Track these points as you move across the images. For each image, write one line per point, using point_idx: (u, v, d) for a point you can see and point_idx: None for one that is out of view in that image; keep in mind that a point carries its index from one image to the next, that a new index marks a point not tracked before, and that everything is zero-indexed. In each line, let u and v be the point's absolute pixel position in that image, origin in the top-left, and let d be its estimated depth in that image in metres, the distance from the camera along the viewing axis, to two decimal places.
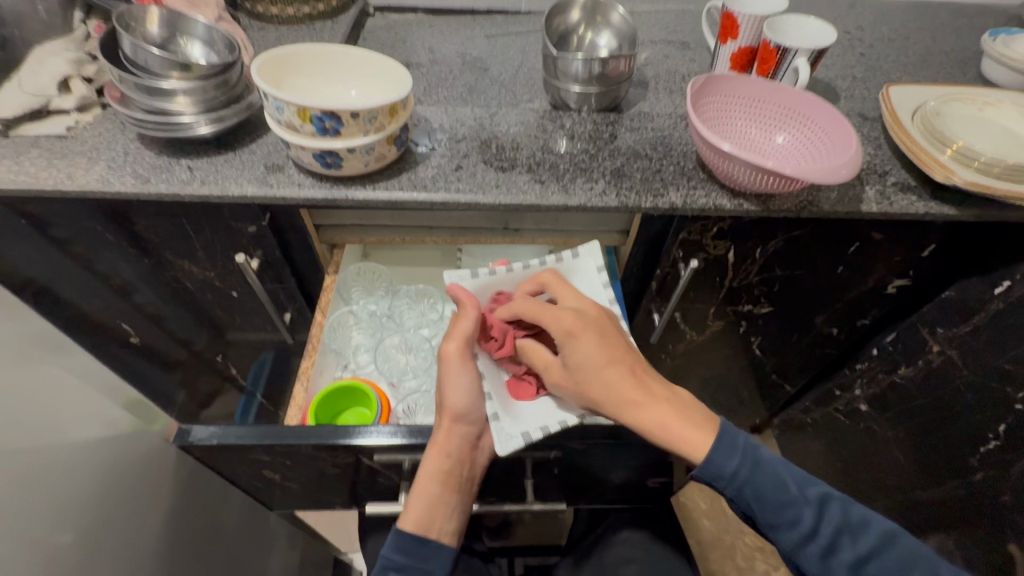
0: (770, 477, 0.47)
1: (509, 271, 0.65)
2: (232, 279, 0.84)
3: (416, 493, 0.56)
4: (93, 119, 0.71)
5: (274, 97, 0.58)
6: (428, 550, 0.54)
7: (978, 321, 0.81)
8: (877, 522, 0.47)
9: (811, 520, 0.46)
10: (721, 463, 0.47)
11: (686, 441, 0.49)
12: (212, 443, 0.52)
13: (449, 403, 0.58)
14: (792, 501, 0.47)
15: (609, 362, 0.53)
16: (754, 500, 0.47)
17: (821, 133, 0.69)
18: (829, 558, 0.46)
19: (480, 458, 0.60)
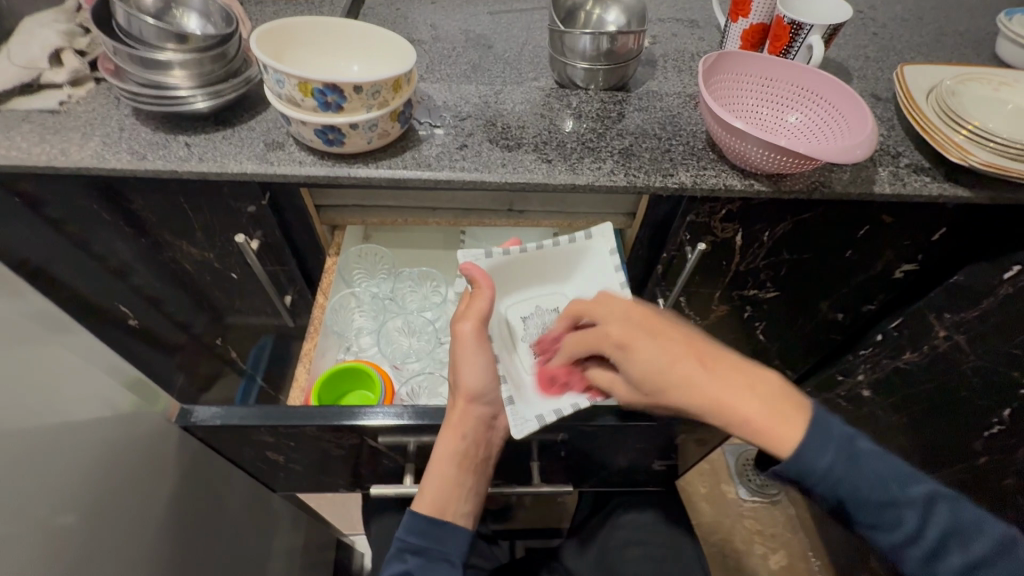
0: (872, 477, 0.41)
1: (522, 251, 0.63)
2: (231, 260, 0.82)
3: (429, 476, 0.55)
4: (87, 94, 0.69)
5: (274, 69, 0.56)
6: (441, 532, 0.54)
7: (985, 306, 0.80)
8: (994, 525, 0.41)
9: (916, 523, 0.41)
10: (813, 459, 0.42)
11: (775, 437, 0.43)
12: (215, 423, 0.51)
13: (465, 384, 0.56)
14: (894, 502, 0.41)
15: (671, 360, 0.48)
16: (845, 503, 0.42)
17: (835, 113, 0.68)
18: (935, 562, 0.41)
19: (497, 439, 0.59)
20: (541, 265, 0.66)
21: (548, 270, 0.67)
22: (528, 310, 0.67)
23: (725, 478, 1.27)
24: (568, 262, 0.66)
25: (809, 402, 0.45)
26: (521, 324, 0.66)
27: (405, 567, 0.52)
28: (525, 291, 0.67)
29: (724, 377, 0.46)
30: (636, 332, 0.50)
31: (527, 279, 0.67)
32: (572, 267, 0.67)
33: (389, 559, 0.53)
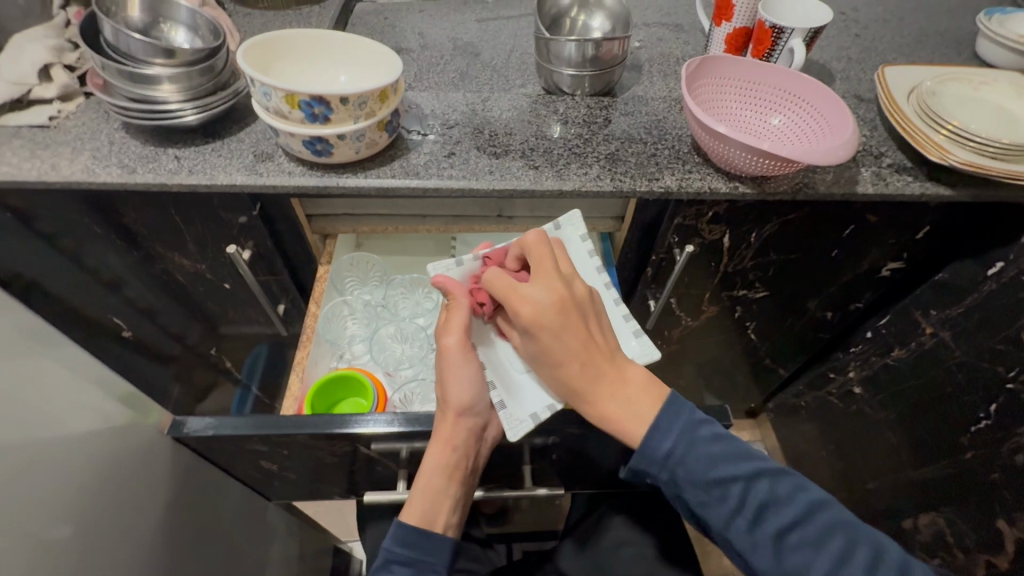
0: (698, 459, 0.47)
1: (495, 254, 0.61)
2: (223, 271, 0.83)
3: (418, 487, 0.55)
4: (77, 108, 0.70)
5: (261, 82, 0.57)
6: (432, 543, 0.54)
7: (971, 302, 0.81)
8: (806, 494, 0.46)
9: (737, 496, 0.46)
10: (657, 446, 0.48)
11: (623, 433, 0.49)
12: (209, 434, 0.51)
13: (452, 398, 0.56)
14: (719, 478, 0.46)
15: (566, 355, 0.50)
16: (681, 483, 0.47)
17: (817, 115, 0.69)
18: (756, 531, 0.46)
19: (485, 448, 0.60)
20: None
21: None
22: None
23: None
24: None
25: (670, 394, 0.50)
26: None
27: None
28: None
29: (599, 378, 0.50)
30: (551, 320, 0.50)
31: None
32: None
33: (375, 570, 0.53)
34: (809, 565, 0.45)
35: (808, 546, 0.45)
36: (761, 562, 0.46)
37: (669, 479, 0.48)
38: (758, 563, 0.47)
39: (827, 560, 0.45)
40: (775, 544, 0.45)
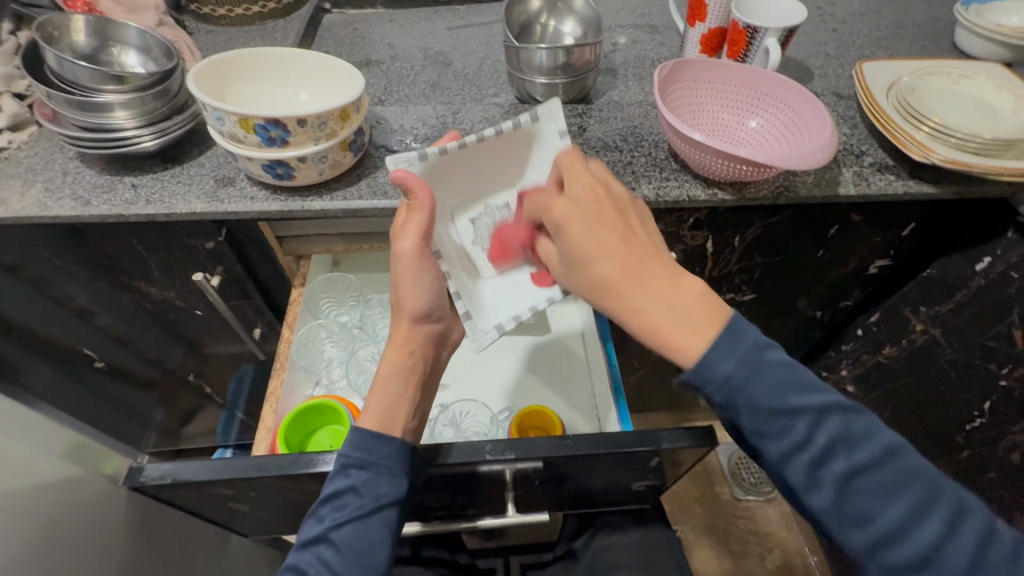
0: (765, 386, 0.42)
1: (461, 146, 0.56)
2: (194, 297, 0.80)
3: (375, 391, 0.55)
4: (29, 137, 0.67)
5: (213, 107, 0.54)
6: (392, 446, 0.51)
7: (960, 298, 0.80)
8: (881, 435, 0.42)
9: (807, 430, 0.41)
10: (711, 368, 0.43)
11: (661, 333, 0.44)
12: (166, 482, 0.49)
13: (407, 305, 0.56)
14: (793, 409, 0.41)
15: (602, 249, 0.47)
16: (741, 411, 0.43)
17: (794, 116, 0.67)
18: (819, 469, 0.41)
19: (445, 355, 0.61)
20: (485, 157, 0.59)
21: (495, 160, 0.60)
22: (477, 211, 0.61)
23: (718, 480, 1.26)
24: (519, 151, 0.60)
25: (727, 314, 0.44)
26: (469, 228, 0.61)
27: (350, 482, 0.49)
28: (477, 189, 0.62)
29: (645, 274, 0.46)
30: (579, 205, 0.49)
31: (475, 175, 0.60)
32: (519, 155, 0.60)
33: (330, 474, 0.50)
34: (875, 509, 0.41)
35: (880, 489, 0.40)
36: (817, 500, 0.42)
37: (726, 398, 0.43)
38: (812, 500, 0.42)
39: (899, 505, 0.40)
40: (841, 484, 0.41)
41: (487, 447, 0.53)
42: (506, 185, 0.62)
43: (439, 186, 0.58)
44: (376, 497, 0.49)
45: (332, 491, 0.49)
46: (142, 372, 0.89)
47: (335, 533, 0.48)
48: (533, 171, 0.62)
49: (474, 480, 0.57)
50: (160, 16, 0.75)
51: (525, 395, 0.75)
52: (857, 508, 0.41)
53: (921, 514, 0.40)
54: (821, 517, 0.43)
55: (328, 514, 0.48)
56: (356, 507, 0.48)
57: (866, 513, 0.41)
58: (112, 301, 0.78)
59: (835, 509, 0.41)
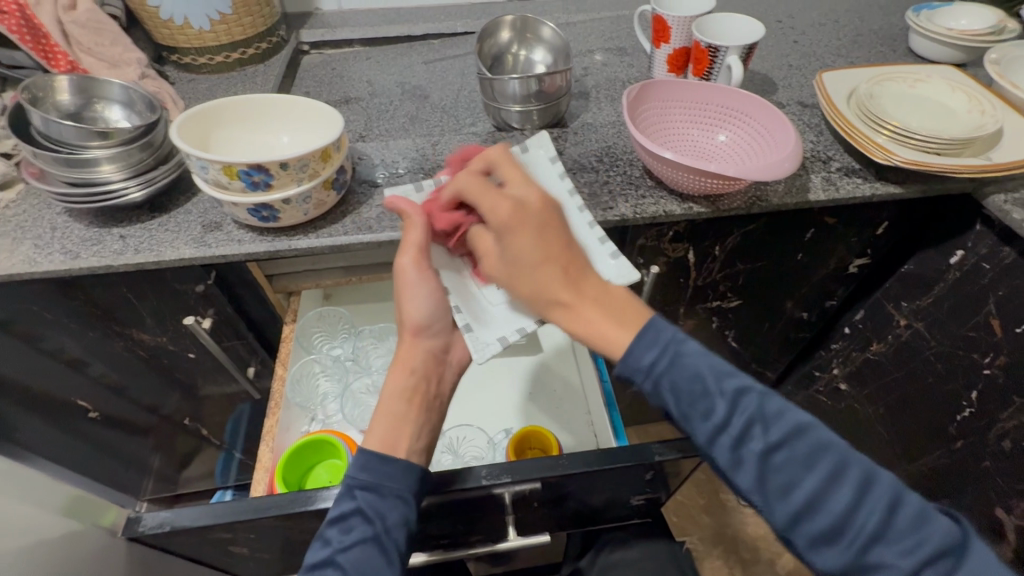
0: (685, 372, 0.44)
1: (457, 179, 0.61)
2: (186, 341, 0.81)
3: (379, 415, 0.54)
4: (16, 195, 0.68)
5: (196, 157, 0.56)
6: (396, 470, 0.50)
7: (938, 291, 0.82)
8: (796, 413, 0.43)
9: (725, 411, 0.43)
10: (637, 357, 0.45)
11: (609, 341, 0.47)
12: (166, 530, 0.49)
13: (409, 315, 0.56)
14: (715, 394, 0.44)
15: (535, 260, 0.49)
16: (668, 399, 0.45)
17: (759, 128, 0.70)
18: (740, 448, 0.43)
19: (449, 375, 0.59)
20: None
21: None
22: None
23: (723, 487, 1.26)
24: None
25: (649, 317, 0.48)
26: None
27: (356, 504, 0.48)
28: None
29: (578, 281, 0.49)
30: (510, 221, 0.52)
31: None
32: None
33: (337, 497, 0.50)
34: (793, 483, 0.42)
35: (796, 464, 0.42)
36: (742, 479, 0.43)
37: (654, 382, 0.45)
38: (738, 480, 0.44)
39: (812, 478, 0.41)
40: (762, 462, 0.42)
41: (483, 471, 0.53)
42: None
43: None
44: (383, 520, 0.48)
45: (339, 513, 0.48)
46: (137, 419, 0.88)
47: (342, 556, 0.47)
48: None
49: (473, 506, 0.57)
50: (141, 69, 0.77)
51: (520, 416, 0.75)
52: (778, 484, 0.42)
53: (836, 485, 0.41)
54: (746, 496, 0.44)
55: (335, 537, 0.47)
56: (363, 529, 0.47)
57: (786, 487, 0.42)
58: (105, 350, 0.78)
59: (758, 487, 0.43)
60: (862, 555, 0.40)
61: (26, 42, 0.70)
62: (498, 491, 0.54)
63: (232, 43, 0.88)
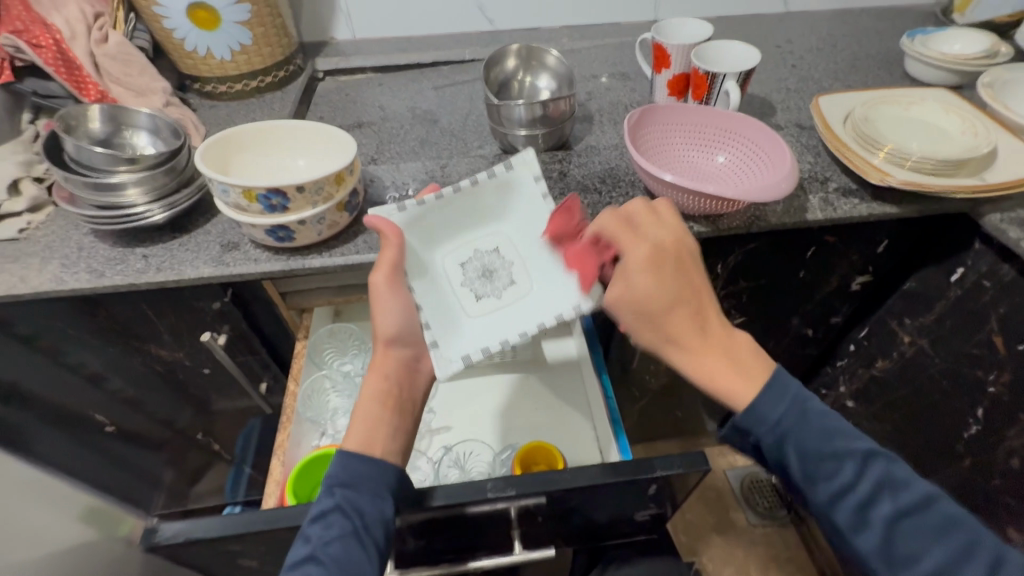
0: (812, 432, 0.46)
1: (437, 196, 0.62)
2: (202, 356, 0.83)
3: (359, 421, 0.56)
4: (46, 217, 0.72)
5: (218, 182, 0.59)
6: (377, 470, 0.53)
7: (941, 309, 0.82)
8: (923, 484, 0.46)
9: (853, 476, 0.45)
10: (761, 410, 0.47)
11: (726, 390, 0.48)
12: (181, 540, 0.50)
13: (382, 329, 0.59)
14: (844, 461, 0.46)
15: (664, 304, 0.51)
16: (789, 451, 0.47)
17: (757, 151, 0.72)
18: (867, 511, 0.45)
19: (422, 383, 0.63)
20: (472, 209, 0.65)
21: (479, 208, 0.65)
22: (465, 255, 0.66)
23: (732, 505, 1.25)
24: (498, 199, 0.66)
25: (773, 367, 0.49)
26: (458, 270, 0.65)
27: (336, 501, 0.50)
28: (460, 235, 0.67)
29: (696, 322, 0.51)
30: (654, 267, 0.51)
31: (453, 225, 0.65)
32: (502, 203, 0.66)
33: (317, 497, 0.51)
34: (917, 552, 0.45)
35: (921, 535, 0.45)
36: (864, 542, 0.46)
37: (777, 440, 0.47)
38: (859, 543, 0.46)
39: (936, 549, 0.45)
40: (886, 527, 0.45)
41: (488, 484, 0.54)
42: (487, 231, 0.67)
43: (423, 229, 0.63)
44: (362, 515, 0.50)
45: (319, 511, 0.50)
46: (153, 433, 0.91)
47: (323, 551, 0.47)
48: (517, 220, 0.67)
49: (479, 520, 0.58)
50: (166, 97, 0.82)
51: (524, 431, 0.76)
52: (902, 552, 0.45)
53: (966, 559, 0.44)
54: (867, 560, 0.46)
55: (315, 534, 0.48)
56: (343, 524, 0.49)
57: (913, 554, 0.45)
58: (123, 366, 0.81)
59: (881, 552, 0.45)
60: None
61: (61, 74, 0.74)
62: (503, 504, 0.55)
63: (252, 71, 0.93)
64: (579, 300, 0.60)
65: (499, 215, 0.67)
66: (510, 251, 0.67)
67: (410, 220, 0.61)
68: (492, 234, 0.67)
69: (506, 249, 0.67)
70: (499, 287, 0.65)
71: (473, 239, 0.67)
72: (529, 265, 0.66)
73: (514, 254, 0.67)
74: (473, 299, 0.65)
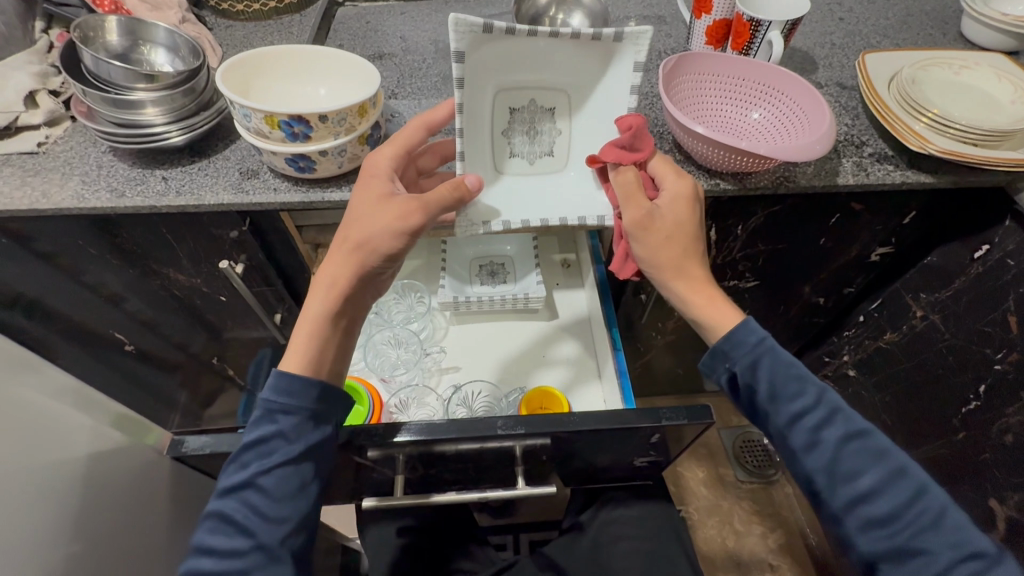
0: (780, 360, 0.51)
1: (525, 37, 0.57)
2: (219, 284, 0.84)
3: (302, 338, 0.55)
4: (64, 132, 0.71)
5: (240, 105, 0.58)
6: (320, 392, 0.53)
7: (959, 285, 0.81)
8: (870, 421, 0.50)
9: (811, 400, 0.50)
10: (741, 338, 0.53)
11: (715, 322, 0.55)
12: (206, 453, 0.53)
13: (353, 235, 0.56)
14: (803, 386, 0.50)
15: (657, 252, 0.56)
16: (759, 376, 0.51)
17: (796, 108, 0.69)
18: (818, 433, 0.49)
19: (368, 295, 0.60)
20: (543, 60, 0.61)
21: (556, 62, 0.61)
22: (518, 104, 0.64)
23: (721, 462, 1.31)
24: (583, 62, 0.61)
25: (741, 319, 0.55)
26: (502, 119, 0.65)
27: (276, 427, 0.51)
28: (521, 83, 0.63)
29: (686, 268, 0.57)
30: (663, 229, 0.56)
31: (519, 73, 0.62)
32: (585, 66, 0.62)
33: (255, 421, 0.52)
34: (859, 471, 0.48)
35: (864, 458, 0.48)
36: (813, 460, 0.49)
37: (748, 367, 0.52)
38: (807, 461, 0.50)
39: (874, 471, 0.48)
40: (835, 446, 0.48)
41: (499, 421, 0.56)
42: (553, 90, 0.64)
43: (490, 62, 0.59)
44: (302, 444, 0.51)
45: (257, 437, 0.51)
46: (168, 354, 0.94)
47: (262, 479, 0.50)
48: (586, 88, 0.64)
49: (487, 455, 0.61)
50: (182, 13, 0.78)
51: (532, 373, 0.78)
52: (845, 470, 0.48)
53: (898, 486, 0.47)
54: (813, 477, 0.50)
55: (253, 461, 0.50)
56: (282, 453, 0.50)
57: (852, 472, 0.48)
58: (142, 288, 0.82)
59: (827, 468, 0.49)
60: (907, 543, 0.46)
61: None
62: (511, 441, 0.57)
63: None
64: (606, 212, 0.65)
65: (573, 78, 0.63)
66: (562, 120, 0.66)
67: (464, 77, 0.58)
68: (556, 92, 0.64)
69: (560, 115, 0.66)
70: (536, 153, 0.67)
71: (535, 96, 0.64)
72: (574, 138, 0.67)
73: (565, 123, 0.66)
74: (507, 154, 0.67)
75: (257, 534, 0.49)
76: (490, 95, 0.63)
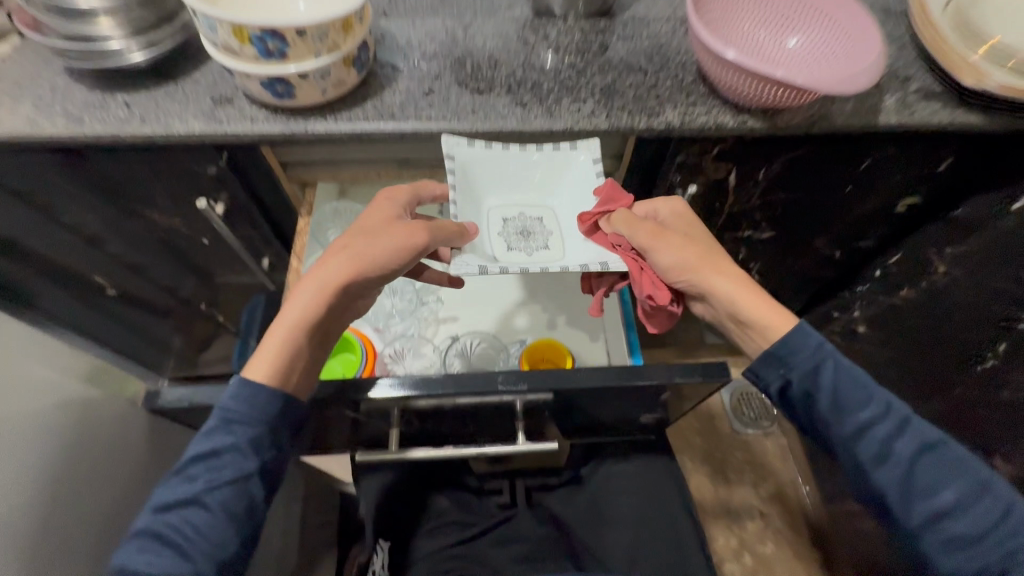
0: (847, 370, 0.51)
1: (505, 148, 0.63)
2: (200, 225, 0.79)
3: (274, 342, 0.49)
4: (12, 49, 0.63)
5: (204, 14, 0.50)
6: (281, 406, 0.49)
7: (991, 240, 0.76)
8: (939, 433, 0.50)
9: (880, 412, 0.50)
10: (802, 343, 0.51)
11: (773, 321, 0.53)
12: (184, 405, 0.50)
13: (355, 249, 0.51)
14: (875, 399, 0.50)
15: (681, 262, 0.56)
16: (822, 384, 0.51)
17: (839, 34, 0.61)
18: (890, 445, 0.49)
19: (349, 313, 0.56)
20: (524, 177, 0.67)
21: (535, 168, 0.66)
22: (511, 213, 0.67)
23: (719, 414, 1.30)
24: (556, 173, 0.66)
25: (796, 322, 0.53)
26: (499, 223, 0.66)
27: (232, 439, 0.47)
28: (511, 196, 0.68)
29: (722, 264, 0.56)
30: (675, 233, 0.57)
31: (507, 172, 0.66)
32: (561, 179, 0.66)
33: (207, 432, 0.47)
34: (936, 486, 0.48)
35: (939, 471, 0.48)
36: (885, 474, 0.49)
37: (810, 374, 0.51)
38: (878, 476, 0.49)
39: (952, 486, 0.48)
40: (908, 460, 0.48)
41: (500, 377, 0.53)
42: (539, 203, 0.68)
43: (478, 172, 0.64)
44: (257, 463, 0.48)
45: (210, 449, 0.47)
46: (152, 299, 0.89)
47: (206, 496, 0.46)
48: (566, 196, 0.67)
49: (485, 410, 0.58)
50: None
51: (536, 326, 0.75)
52: (922, 485, 0.48)
53: (977, 500, 0.47)
54: (885, 493, 0.49)
55: (201, 475, 0.46)
56: (234, 468, 0.47)
57: (931, 488, 0.48)
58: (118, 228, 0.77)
59: (901, 483, 0.48)
60: (992, 563, 0.46)
61: None
62: (513, 397, 0.53)
63: None
64: (609, 258, 0.60)
65: (553, 197, 0.68)
66: (552, 223, 0.67)
67: (458, 169, 0.61)
68: (542, 208, 0.68)
69: (550, 222, 0.67)
70: (533, 246, 0.65)
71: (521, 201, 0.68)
72: (565, 236, 0.66)
73: (555, 227, 0.67)
74: (504, 249, 0.65)
75: (192, 558, 0.44)
76: (485, 207, 0.66)
